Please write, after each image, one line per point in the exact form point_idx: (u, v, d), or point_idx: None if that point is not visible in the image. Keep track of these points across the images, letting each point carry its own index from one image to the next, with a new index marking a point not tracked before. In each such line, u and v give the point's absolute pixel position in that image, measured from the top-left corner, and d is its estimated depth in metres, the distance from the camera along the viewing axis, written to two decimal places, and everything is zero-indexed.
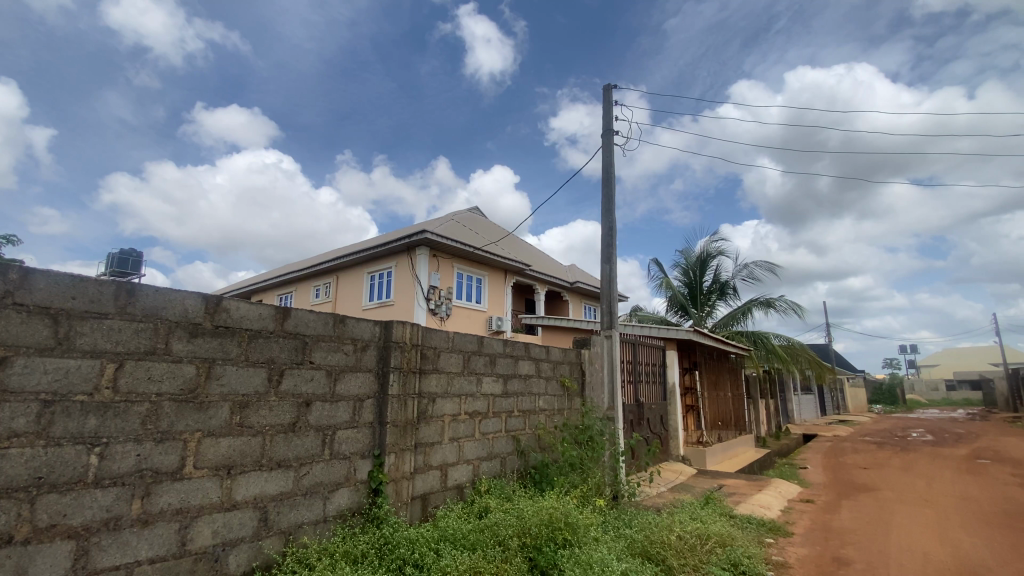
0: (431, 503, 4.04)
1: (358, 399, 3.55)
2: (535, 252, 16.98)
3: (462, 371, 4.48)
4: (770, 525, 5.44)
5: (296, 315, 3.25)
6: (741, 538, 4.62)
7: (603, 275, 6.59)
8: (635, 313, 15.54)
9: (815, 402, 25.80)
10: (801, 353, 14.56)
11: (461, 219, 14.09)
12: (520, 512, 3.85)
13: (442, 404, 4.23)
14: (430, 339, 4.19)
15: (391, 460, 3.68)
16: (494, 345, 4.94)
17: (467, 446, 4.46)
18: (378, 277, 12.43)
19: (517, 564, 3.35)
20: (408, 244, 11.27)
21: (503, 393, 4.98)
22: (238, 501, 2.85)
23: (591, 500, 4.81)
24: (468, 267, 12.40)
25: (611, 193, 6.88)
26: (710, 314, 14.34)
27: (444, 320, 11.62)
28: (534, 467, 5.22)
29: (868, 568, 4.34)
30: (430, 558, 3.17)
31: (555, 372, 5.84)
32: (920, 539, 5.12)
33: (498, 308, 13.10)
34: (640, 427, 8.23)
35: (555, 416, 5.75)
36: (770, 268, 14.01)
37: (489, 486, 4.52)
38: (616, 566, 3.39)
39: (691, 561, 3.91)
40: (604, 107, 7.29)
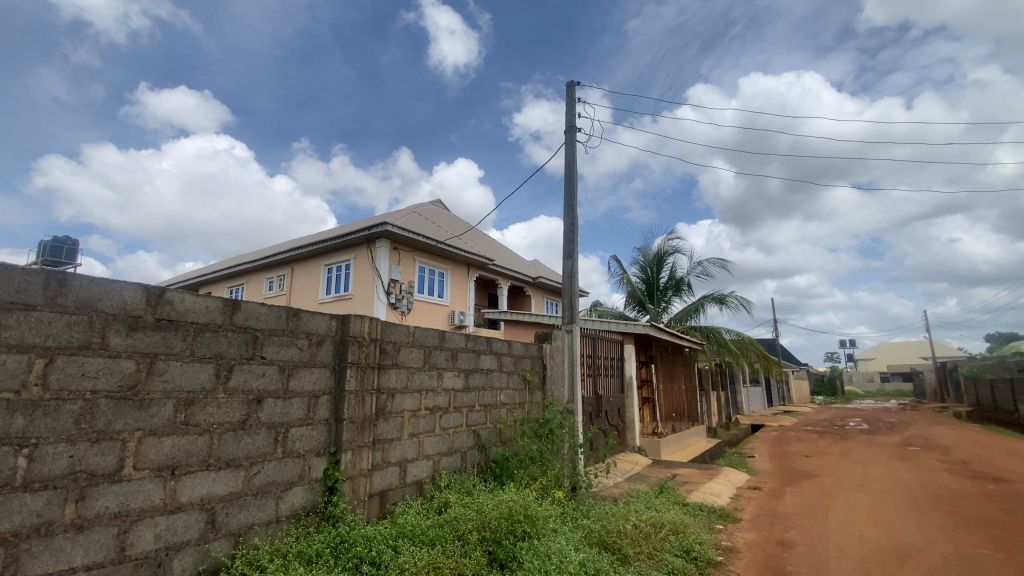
0: (389, 500, 3.98)
1: (312, 396, 3.44)
2: (497, 246, 16.95)
3: (423, 366, 4.42)
4: (721, 512, 5.68)
5: (246, 308, 3.11)
6: (694, 525, 4.79)
7: (564, 270, 6.64)
8: (595, 308, 15.80)
9: (762, 394, 27.07)
10: (750, 347, 15.23)
11: (422, 212, 13.87)
12: (480, 506, 3.85)
13: (402, 399, 4.17)
14: (390, 334, 4.10)
15: (347, 457, 3.58)
16: (455, 339, 4.90)
17: (427, 441, 4.41)
18: (336, 269, 12.08)
19: (477, 558, 3.35)
20: (368, 235, 11.00)
21: (464, 388, 4.96)
22: (183, 503, 2.71)
23: (551, 492, 4.86)
24: (429, 260, 12.24)
25: (572, 189, 6.94)
26: (667, 310, 14.75)
27: (404, 314, 11.45)
28: (495, 461, 5.22)
29: (809, 550, 4.61)
30: (387, 555, 3.12)
31: (516, 367, 5.85)
32: (857, 522, 5.46)
33: (460, 303, 13.01)
34: (599, 420, 8.38)
35: (516, 410, 5.77)
36: (722, 266, 14.54)
37: (449, 481, 4.49)
38: (574, 556, 3.45)
39: (646, 549, 4.03)
40: (567, 103, 7.34)
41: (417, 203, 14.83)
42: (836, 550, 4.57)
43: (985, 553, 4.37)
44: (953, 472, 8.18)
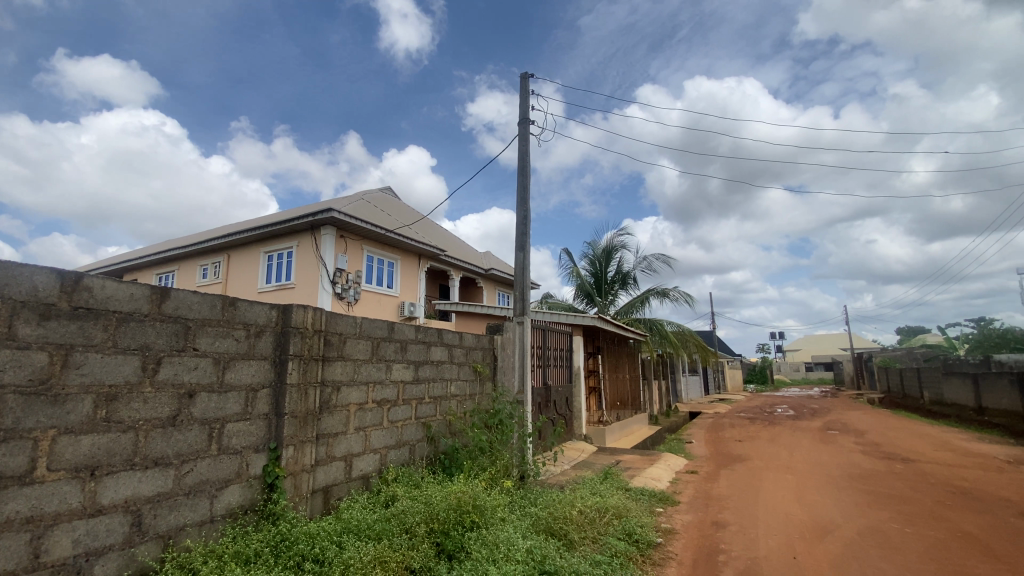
0: (333, 495, 3.86)
1: (251, 390, 3.27)
2: (449, 237, 16.76)
3: (370, 358, 4.31)
4: (661, 496, 5.93)
5: (177, 296, 2.91)
6: (636, 509, 4.98)
7: (516, 263, 6.66)
8: (545, 300, 16.01)
9: (699, 383, 28.45)
10: (690, 338, 15.93)
11: (371, 199, 13.49)
12: (429, 498, 3.81)
13: (348, 392, 4.05)
14: (335, 325, 3.96)
15: (288, 452, 3.44)
16: (405, 331, 4.81)
17: (374, 435, 4.32)
18: (277, 257, 11.53)
19: (425, 550, 3.32)
20: (312, 222, 10.56)
21: (414, 380, 4.88)
22: (104, 506, 2.51)
23: (499, 482, 4.88)
24: (378, 250, 11.93)
25: (525, 182, 6.95)
26: (613, 302, 15.15)
27: (351, 305, 11.11)
28: (444, 453, 5.19)
29: (740, 529, 4.91)
30: (331, 552, 3.04)
31: (467, 358, 5.83)
32: (784, 501, 5.87)
33: (409, 294, 12.78)
34: (548, 410, 8.51)
35: (466, 401, 5.76)
36: (666, 261, 15.08)
37: (397, 474, 4.42)
38: (522, 544, 3.50)
39: (591, 534, 4.14)
40: (521, 95, 7.32)
41: (366, 191, 14.41)
42: (765, 528, 4.90)
43: (895, 527, 4.81)
44: (867, 453, 8.95)
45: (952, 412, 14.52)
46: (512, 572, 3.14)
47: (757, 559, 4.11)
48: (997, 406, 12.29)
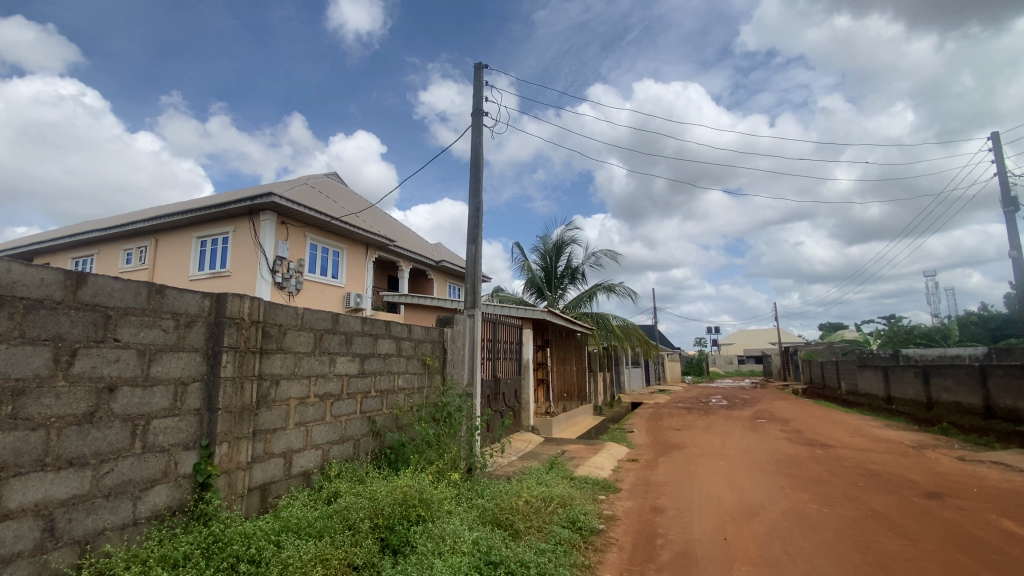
0: (271, 493, 3.70)
1: (180, 383, 3.07)
2: (399, 227, 16.41)
3: (312, 351, 4.14)
4: (603, 484, 6.12)
5: (95, 282, 2.68)
6: (580, 497, 5.11)
7: (468, 255, 6.61)
8: (496, 293, 16.03)
9: (641, 375, 29.53)
10: (634, 332, 16.44)
11: (315, 185, 12.94)
12: (374, 493, 3.73)
13: (288, 386, 3.88)
14: (274, 316, 3.78)
15: (222, 449, 3.26)
16: (350, 323, 4.67)
17: (316, 430, 4.17)
18: (212, 242, 10.86)
19: (368, 547, 3.25)
20: (251, 206, 10.01)
21: (359, 373, 4.76)
22: (11, 511, 2.28)
23: (446, 474, 4.86)
24: (323, 238, 11.48)
25: (478, 174, 6.90)
26: (562, 296, 15.39)
27: (292, 295, 10.64)
28: (389, 448, 5.09)
29: (676, 513, 5.15)
30: (268, 551, 2.92)
31: (416, 351, 5.74)
32: (717, 486, 6.21)
33: (356, 284, 12.41)
34: (496, 402, 8.54)
35: (413, 395, 5.68)
36: (613, 257, 15.46)
37: (340, 470, 4.29)
38: (468, 536, 3.51)
39: (536, 523, 4.20)
40: (475, 86, 7.24)
41: (311, 176, 13.81)
42: (699, 512, 5.16)
43: (814, 507, 5.20)
44: (791, 440, 9.63)
45: (865, 401, 15.87)
46: (458, 564, 3.14)
47: (692, 542, 4.33)
48: (904, 396, 13.56)
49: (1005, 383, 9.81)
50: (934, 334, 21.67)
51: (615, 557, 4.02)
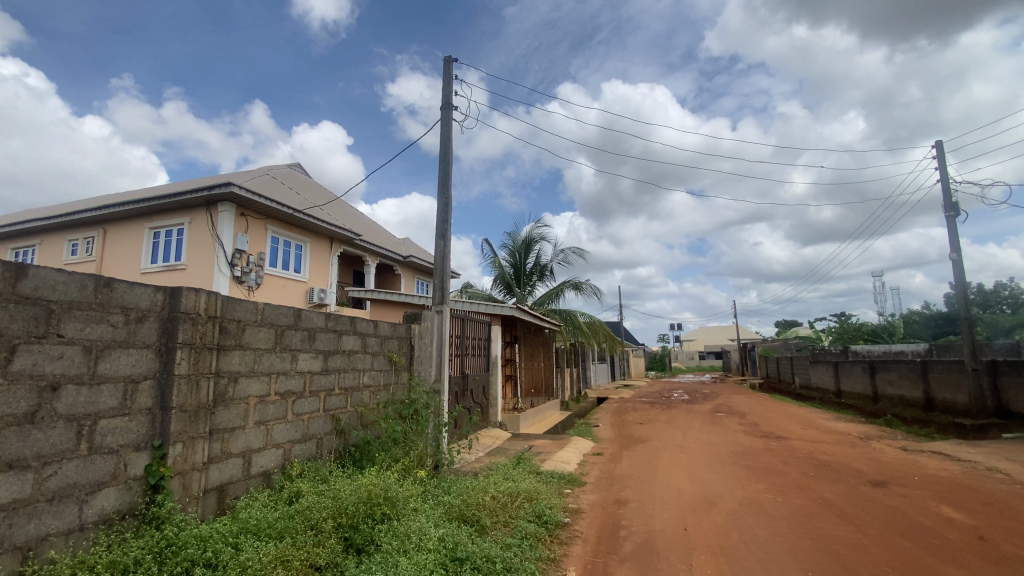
0: (229, 494, 3.58)
1: (130, 381, 2.92)
2: (365, 221, 16.09)
3: (273, 348, 4.02)
4: (569, 478, 6.20)
5: (37, 274, 2.53)
6: (546, 492, 5.16)
7: (436, 251, 6.54)
8: (465, 290, 15.96)
9: (607, 371, 30.04)
10: (601, 329, 16.67)
11: (277, 175, 12.54)
12: (337, 493, 3.66)
13: (247, 384, 3.75)
14: (232, 312, 3.64)
15: (176, 450, 3.12)
16: (313, 319, 4.55)
17: (277, 429, 4.05)
18: (166, 234, 10.37)
19: (331, 546, 3.18)
20: (209, 197, 9.60)
21: (322, 370, 4.65)
22: None
23: (412, 472, 4.81)
24: (285, 231, 11.14)
25: (447, 169, 6.83)
26: (531, 293, 15.45)
27: (252, 290, 10.29)
28: (354, 446, 5.00)
29: (639, 505, 5.28)
30: (226, 554, 2.82)
31: (381, 348, 5.65)
32: (678, 477, 6.39)
33: (319, 279, 12.12)
34: (464, 398, 8.51)
35: (379, 392, 5.59)
36: (581, 255, 15.63)
37: (302, 469, 4.19)
38: (434, 533, 3.48)
39: (503, 518, 4.21)
40: (444, 79, 7.16)
41: (272, 166, 13.37)
42: (660, 503, 5.30)
43: (769, 497, 5.42)
44: (748, 433, 10.01)
45: (817, 395, 16.65)
46: (423, 562, 3.12)
47: (653, 533, 4.44)
48: (853, 390, 14.29)
49: (944, 378, 10.46)
50: (880, 331, 22.92)
51: (580, 549, 4.07)
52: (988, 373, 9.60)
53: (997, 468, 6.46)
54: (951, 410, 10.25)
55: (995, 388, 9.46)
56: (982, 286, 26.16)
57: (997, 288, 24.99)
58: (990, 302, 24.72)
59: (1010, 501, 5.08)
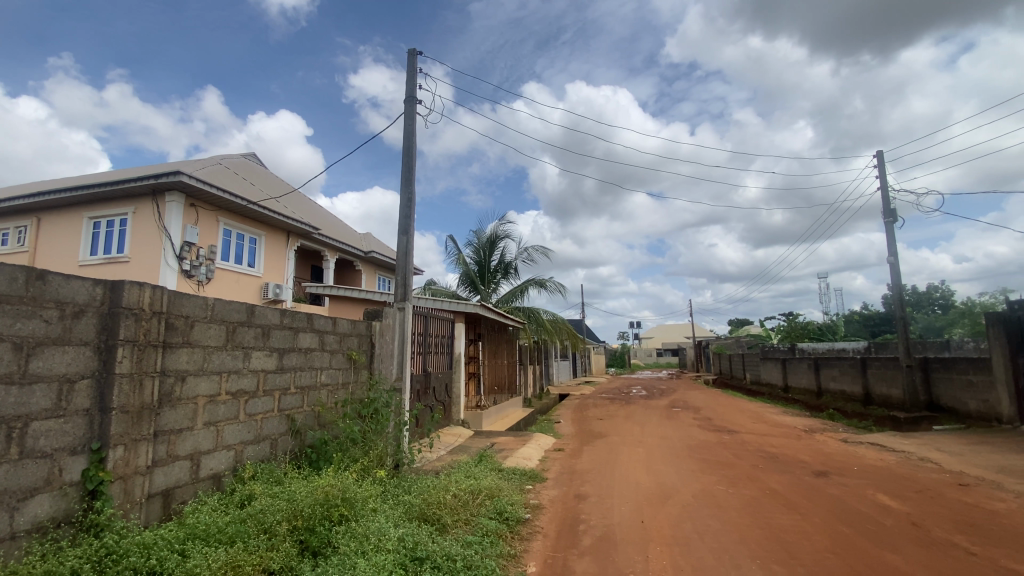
0: (176, 499, 3.40)
1: (66, 380, 2.75)
2: (325, 215, 15.66)
3: (224, 345, 3.85)
4: (531, 474, 6.23)
5: None
6: (508, 488, 5.17)
7: (399, 246, 6.43)
8: (428, 287, 15.78)
9: (569, 368, 30.37)
10: (564, 327, 16.84)
11: (230, 165, 12.00)
12: (292, 495, 3.55)
13: (195, 383, 3.58)
14: (179, 307, 3.46)
15: (116, 453, 2.94)
16: (268, 316, 4.39)
17: (228, 429, 3.89)
18: (108, 225, 9.75)
19: (286, 550, 3.08)
20: (155, 186, 9.09)
21: (278, 369, 4.49)
22: None
23: (372, 472, 4.72)
24: (238, 224, 10.68)
25: (410, 163, 6.72)
26: (495, 291, 15.44)
27: (203, 284, 9.80)
28: (311, 447, 4.86)
29: (598, 499, 5.38)
30: (173, 561, 2.69)
31: (340, 345, 5.52)
32: (636, 472, 6.55)
33: (275, 274, 11.70)
34: (426, 396, 8.42)
35: (337, 391, 5.45)
36: (545, 253, 15.73)
37: (255, 472, 4.03)
38: (393, 533, 3.43)
39: (464, 516, 4.19)
40: (408, 72, 7.03)
41: (225, 155, 12.80)
42: (619, 497, 5.42)
43: (722, 488, 5.64)
44: (702, 427, 10.36)
45: (766, 390, 17.42)
46: (382, 562, 3.07)
47: (612, 526, 4.53)
48: (799, 385, 15.04)
49: (881, 373, 11.16)
50: (825, 330, 24.22)
51: (540, 545, 4.11)
52: (921, 370, 10.27)
53: (927, 458, 6.94)
54: (887, 404, 10.94)
55: (926, 383, 10.13)
56: (916, 288, 28.06)
57: (930, 290, 26.81)
58: (922, 303, 26.53)
59: (939, 488, 5.47)
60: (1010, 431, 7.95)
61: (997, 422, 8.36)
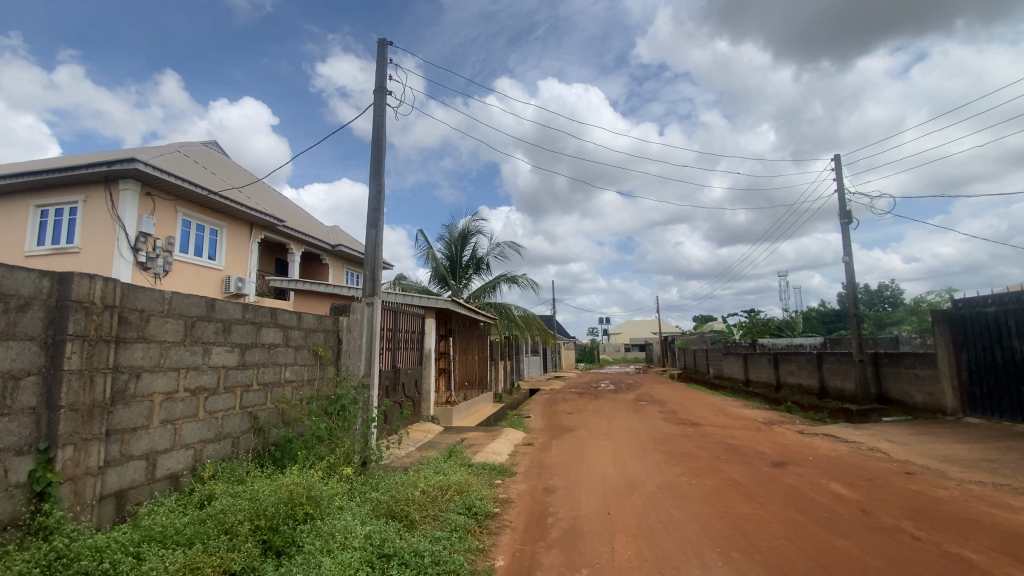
0: (130, 500, 3.27)
1: (9, 377, 2.61)
2: (291, 207, 15.24)
3: (182, 341, 3.71)
4: (500, 469, 6.26)
5: None
6: (476, 483, 5.18)
7: (367, 240, 6.32)
8: (398, 281, 15.58)
9: (539, 363, 30.61)
10: (534, 322, 16.92)
11: (189, 153, 11.51)
12: (255, 494, 3.46)
13: (151, 380, 3.43)
14: (134, 301, 3.32)
15: (65, 453, 2.79)
16: (229, 310, 4.25)
17: (187, 428, 3.75)
18: (55, 214, 9.23)
19: (247, 550, 3.00)
20: (108, 173, 8.65)
21: (239, 365, 4.36)
22: None
23: (338, 469, 4.65)
24: (198, 214, 10.28)
25: (380, 155, 6.61)
26: (466, 286, 15.38)
27: (160, 277, 9.45)
28: (275, 444, 4.74)
29: (566, 492, 5.45)
30: (128, 564, 2.59)
31: (306, 341, 5.40)
32: (603, 464, 6.67)
33: (237, 268, 11.33)
34: (395, 392, 8.33)
35: (303, 388, 5.34)
36: (516, 249, 15.74)
37: (215, 471, 3.91)
38: (360, 531, 3.40)
39: (432, 512, 4.17)
40: (378, 62, 6.90)
41: (184, 142, 12.27)
42: (586, 490, 5.50)
43: (685, 479, 5.80)
44: (667, 420, 10.62)
45: (729, 384, 18.00)
46: (348, 560, 3.03)
47: (579, 518, 4.60)
48: (760, 379, 15.60)
49: (836, 368, 11.67)
50: (784, 326, 25.19)
51: (509, 538, 4.14)
52: (872, 364, 10.80)
53: (877, 448, 7.33)
54: (841, 397, 11.46)
55: (877, 376, 10.66)
56: (868, 287, 29.50)
57: (881, 288, 28.21)
58: (874, 301, 27.92)
59: (888, 477, 5.78)
60: (952, 422, 8.46)
61: (941, 414, 8.90)
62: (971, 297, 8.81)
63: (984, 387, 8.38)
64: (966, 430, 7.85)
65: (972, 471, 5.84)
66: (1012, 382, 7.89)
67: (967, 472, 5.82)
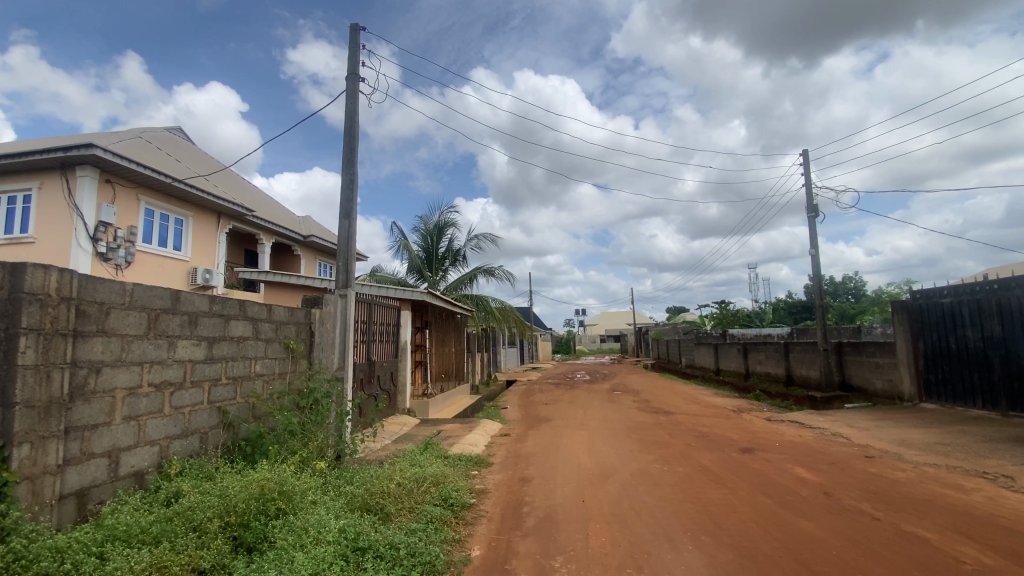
0: (92, 499, 3.15)
1: None
2: (260, 196, 14.82)
3: (145, 335, 3.57)
4: (477, 460, 6.27)
5: None
6: (453, 474, 5.20)
7: (340, 230, 6.20)
8: (373, 273, 15.34)
9: (517, 355, 30.77)
10: (512, 315, 16.93)
11: (151, 139, 11.04)
12: (224, 490, 3.38)
13: (113, 375, 3.31)
14: (93, 293, 3.19)
15: (22, 452, 2.67)
16: (196, 302, 4.12)
17: (151, 424, 3.64)
18: (7, 202, 8.76)
19: (218, 547, 2.94)
20: (64, 159, 8.23)
21: (207, 358, 4.24)
22: None
23: (311, 464, 4.59)
24: (162, 203, 9.90)
25: (352, 144, 6.48)
26: (443, 279, 15.27)
27: (122, 269, 9.03)
28: (245, 439, 4.64)
29: (542, 481, 5.51)
30: (91, 564, 2.51)
31: (277, 334, 5.28)
32: (578, 453, 6.76)
33: (204, 259, 10.99)
34: (370, 386, 8.24)
35: (273, 382, 5.23)
36: (493, 241, 15.67)
37: (183, 467, 3.81)
38: (334, 525, 3.36)
39: (408, 504, 4.15)
40: (350, 48, 6.73)
41: (147, 128, 11.79)
42: (562, 478, 5.58)
43: (657, 467, 5.93)
44: (641, 409, 10.82)
45: (700, 373, 18.44)
46: (321, 555, 2.99)
47: (554, 506, 4.65)
48: (730, 367, 16.01)
49: (802, 357, 12.07)
50: (753, 317, 25.96)
51: (485, 528, 4.16)
52: (836, 353, 11.20)
53: (840, 433, 7.64)
54: (807, 385, 11.87)
55: (840, 365, 11.06)
56: (832, 279, 30.57)
57: (845, 279, 29.27)
58: (838, 292, 29.00)
59: (849, 460, 6.03)
60: (909, 407, 8.89)
61: (899, 400, 9.32)
62: (928, 289, 9.18)
63: (939, 374, 8.79)
64: (922, 415, 8.24)
65: (927, 454, 6.16)
66: (966, 369, 8.27)
67: (922, 455, 6.12)
